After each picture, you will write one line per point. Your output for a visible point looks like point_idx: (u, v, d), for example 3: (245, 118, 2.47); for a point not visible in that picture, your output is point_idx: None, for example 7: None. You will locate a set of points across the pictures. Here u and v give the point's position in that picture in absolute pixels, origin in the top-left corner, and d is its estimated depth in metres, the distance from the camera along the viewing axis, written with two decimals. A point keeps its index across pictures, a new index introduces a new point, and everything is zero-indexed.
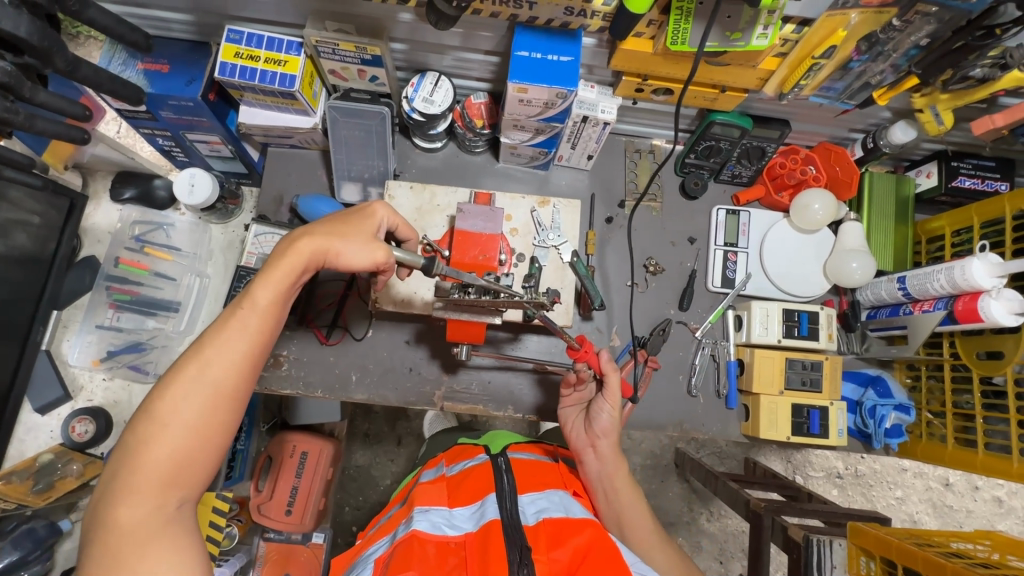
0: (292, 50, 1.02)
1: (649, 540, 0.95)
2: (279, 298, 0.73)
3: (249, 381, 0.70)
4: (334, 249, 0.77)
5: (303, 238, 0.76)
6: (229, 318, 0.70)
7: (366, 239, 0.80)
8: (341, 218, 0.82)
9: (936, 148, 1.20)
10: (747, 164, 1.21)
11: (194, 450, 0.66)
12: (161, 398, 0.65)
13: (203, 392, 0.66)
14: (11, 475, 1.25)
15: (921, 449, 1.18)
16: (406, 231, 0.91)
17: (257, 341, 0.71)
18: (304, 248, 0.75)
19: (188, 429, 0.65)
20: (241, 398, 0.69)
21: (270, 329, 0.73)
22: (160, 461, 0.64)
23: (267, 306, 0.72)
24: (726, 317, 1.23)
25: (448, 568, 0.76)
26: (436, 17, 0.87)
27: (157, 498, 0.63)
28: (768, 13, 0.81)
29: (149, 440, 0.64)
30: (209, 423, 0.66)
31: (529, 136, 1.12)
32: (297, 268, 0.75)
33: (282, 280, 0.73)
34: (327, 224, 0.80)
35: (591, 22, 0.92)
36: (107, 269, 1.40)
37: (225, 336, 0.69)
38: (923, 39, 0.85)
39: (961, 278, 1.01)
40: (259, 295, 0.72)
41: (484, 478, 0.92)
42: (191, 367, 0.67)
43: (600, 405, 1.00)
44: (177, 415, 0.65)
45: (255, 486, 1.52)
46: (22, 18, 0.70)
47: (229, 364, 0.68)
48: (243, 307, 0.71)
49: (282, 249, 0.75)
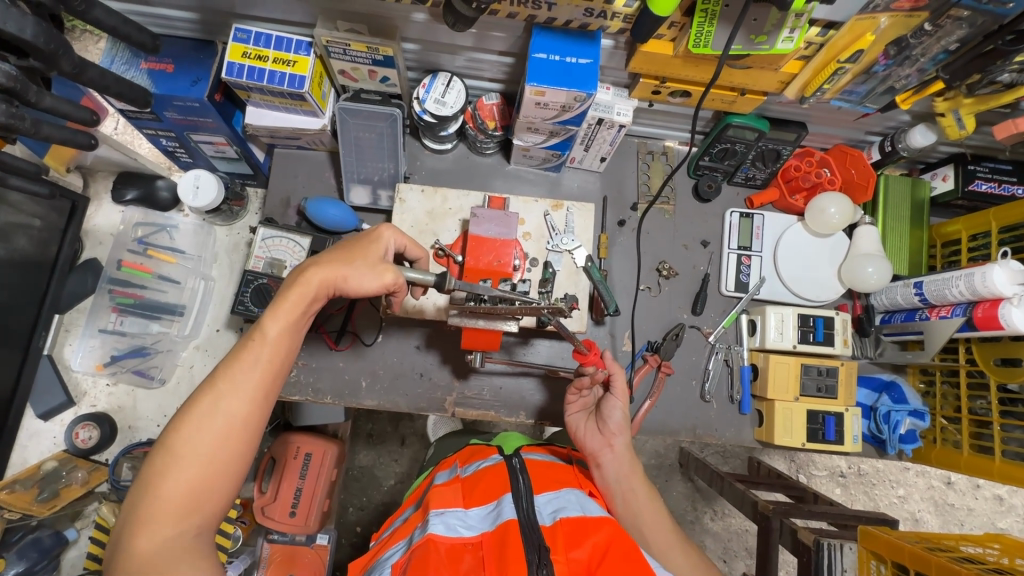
0: (301, 50, 1.00)
1: (666, 542, 0.92)
2: (290, 328, 0.71)
3: (264, 413, 0.68)
4: (340, 275, 0.75)
5: (311, 267, 0.74)
6: (240, 351, 0.69)
7: (372, 264, 0.78)
8: (348, 245, 0.80)
9: (953, 152, 1.19)
10: (762, 166, 1.19)
11: (210, 482, 0.63)
12: (176, 430, 0.64)
13: (217, 423, 0.64)
14: (14, 484, 1.22)
15: (935, 454, 1.17)
16: (415, 251, 0.88)
17: (270, 372, 0.69)
18: (311, 278, 0.73)
19: (202, 461, 0.63)
20: (255, 429, 0.67)
21: (281, 360, 0.70)
22: (177, 492, 0.62)
23: (277, 337, 0.70)
24: (740, 321, 1.21)
25: (464, 568, 0.74)
26: (453, 18, 0.85)
27: (174, 529, 0.61)
28: (796, 16, 0.79)
29: (163, 472, 0.62)
30: (225, 454, 0.64)
31: (543, 138, 1.10)
32: (306, 298, 0.73)
33: (289, 313, 0.71)
34: (333, 253, 0.78)
35: (611, 24, 0.90)
36: (110, 272, 1.37)
37: (238, 369, 0.67)
38: (953, 44, 0.84)
39: (981, 285, 1.00)
40: (268, 327, 0.70)
41: (499, 479, 0.90)
42: (204, 400, 0.65)
43: (612, 404, 1.00)
44: (192, 448, 0.63)
45: (258, 488, 1.50)
46: (27, 19, 0.67)
47: (243, 395, 0.66)
48: (254, 340, 0.69)
49: (289, 280, 0.74)
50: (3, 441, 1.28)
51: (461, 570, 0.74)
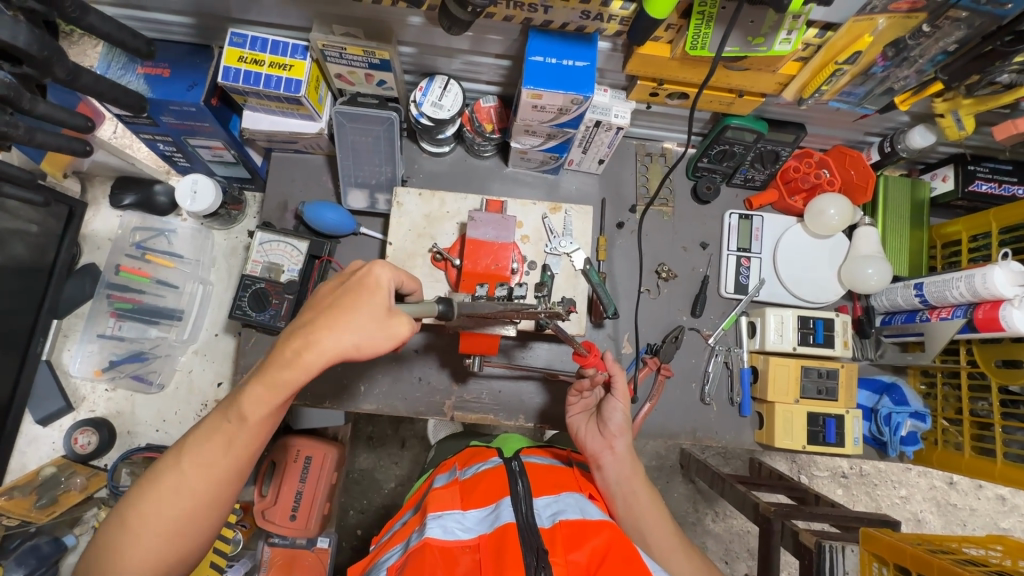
0: (297, 54, 0.99)
1: (669, 547, 0.91)
2: (272, 411, 0.66)
3: (231, 492, 0.67)
4: (350, 348, 0.64)
5: (308, 347, 0.63)
6: (214, 430, 0.66)
7: (380, 328, 0.66)
8: (345, 297, 0.66)
9: (953, 152, 1.18)
10: (761, 167, 1.19)
11: (172, 555, 0.65)
12: (141, 504, 0.64)
13: (179, 505, 0.64)
14: (12, 490, 1.21)
15: (936, 456, 1.17)
16: (412, 285, 0.78)
17: (242, 454, 0.66)
18: (310, 362, 0.63)
19: (163, 537, 0.64)
20: (221, 506, 0.67)
21: (257, 443, 0.67)
22: (135, 565, 0.64)
23: (254, 425, 0.65)
24: (739, 323, 1.21)
25: (460, 571, 0.74)
26: (449, 22, 0.84)
27: None
28: (793, 18, 0.79)
29: (124, 545, 0.63)
30: (188, 530, 0.65)
31: (540, 141, 1.09)
32: (303, 378, 0.64)
33: (274, 396, 0.64)
34: (329, 313, 0.65)
35: (608, 26, 0.90)
36: (108, 277, 1.37)
37: (205, 452, 0.65)
38: (952, 45, 0.83)
39: (982, 286, 1.00)
40: (246, 413, 0.65)
41: (498, 481, 0.89)
42: (170, 479, 0.65)
43: (612, 405, 0.99)
44: (153, 526, 0.64)
45: (258, 492, 1.49)
46: (20, 26, 0.67)
47: (209, 480, 0.65)
48: (230, 420, 0.66)
49: (281, 357, 0.64)
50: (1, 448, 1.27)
51: (457, 572, 0.74)
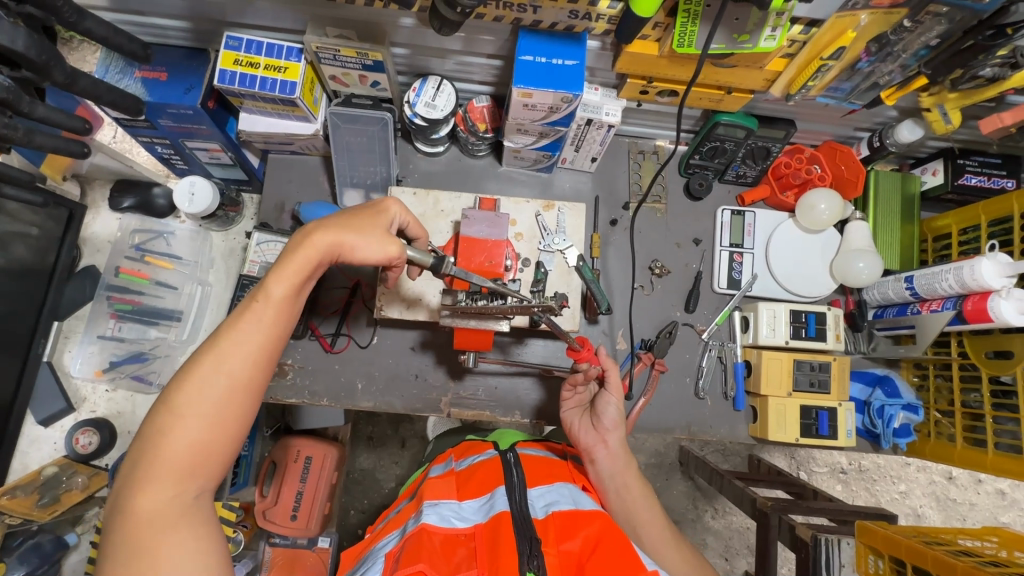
0: (291, 57, 1.01)
1: (662, 541, 0.92)
2: (294, 292, 0.69)
3: (265, 374, 0.68)
4: (347, 244, 0.72)
5: (316, 230, 0.71)
6: (243, 311, 0.67)
7: (379, 232, 0.76)
8: (356, 211, 0.77)
9: (942, 146, 1.19)
10: (752, 164, 1.20)
11: (214, 441, 0.64)
12: (179, 390, 0.63)
13: (219, 385, 0.64)
14: (14, 489, 1.22)
15: (929, 448, 1.17)
16: (417, 230, 0.85)
17: (272, 337, 0.68)
18: (318, 241, 0.70)
19: (207, 419, 0.63)
20: (258, 390, 0.67)
21: (284, 324, 0.69)
22: (179, 451, 0.62)
23: (281, 300, 0.68)
24: (733, 318, 1.23)
25: (456, 559, 0.74)
26: (439, 23, 0.86)
27: (174, 489, 0.61)
28: (776, 15, 0.81)
29: (167, 431, 0.62)
30: (229, 412, 0.64)
31: (533, 139, 1.11)
32: (309, 263, 0.70)
33: (294, 276, 0.69)
34: (340, 218, 0.75)
35: (596, 25, 0.91)
36: (108, 279, 1.39)
37: (240, 330, 0.66)
38: (933, 39, 0.84)
39: (970, 277, 1.01)
40: (273, 289, 0.68)
41: (494, 472, 0.91)
42: (207, 360, 0.64)
43: (606, 400, 1.00)
44: (195, 407, 0.63)
45: (260, 492, 1.51)
46: (19, 31, 0.69)
47: (247, 357, 0.66)
48: (258, 301, 0.68)
49: (294, 242, 0.71)
50: (3, 449, 1.29)
51: (454, 561, 0.74)
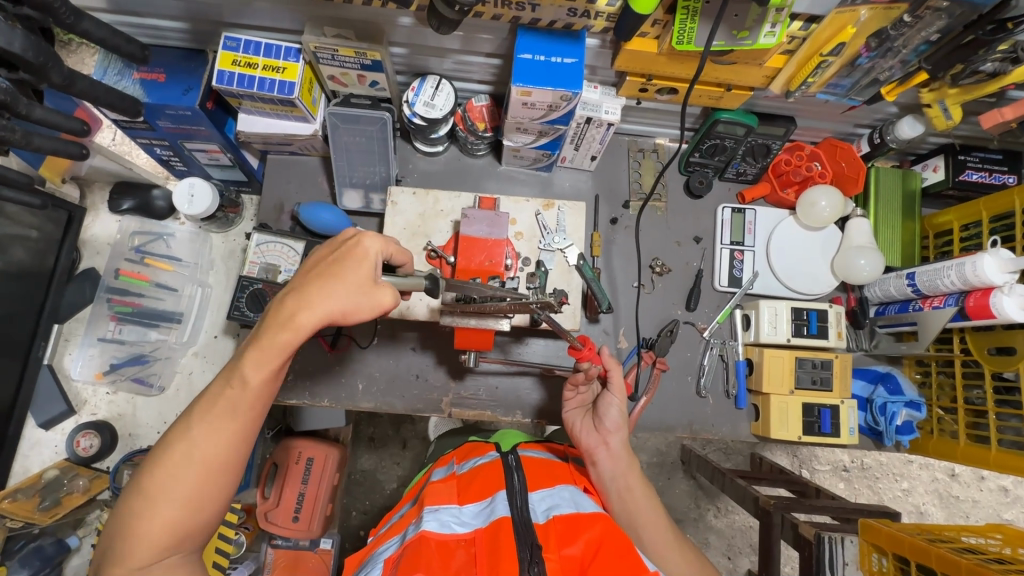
0: (290, 57, 1.01)
1: (665, 544, 0.91)
2: (273, 374, 0.68)
3: (242, 454, 0.68)
4: (337, 315, 0.68)
5: (299, 311, 0.67)
6: (218, 397, 0.67)
7: (367, 294, 0.70)
8: (335, 265, 0.71)
9: (942, 142, 1.19)
10: (752, 161, 1.20)
11: (189, 522, 0.64)
12: (152, 473, 0.64)
13: (193, 471, 0.64)
14: (15, 493, 1.24)
15: (932, 445, 1.17)
16: (401, 258, 0.78)
17: (247, 420, 0.67)
18: (301, 323, 0.67)
19: (179, 503, 0.64)
20: (235, 470, 0.67)
21: (260, 406, 0.68)
22: (154, 533, 0.63)
23: (257, 386, 0.67)
24: (733, 316, 1.22)
25: (455, 566, 0.74)
26: (438, 22, 0.85)
27: (149, 565, 0.63)
28: (776, 11, 0.81)
29: (141, 514, 0.63)
30: (205, 495, 0.65)
31: (532, 138, 1.10)
32: (294, 342, 0.67)
33: (274, 358, 0.67)
34: (321, 282, 0.69)
35: (595, 23, 0.91)
36: (108, 281, 1.39)
37: (214, 417, 0.66)
38: (934, 35, 0.84)
39: (972, 274, 1.00)
40: (249, 375, 0.66)
41: (494, 476, 0.90)
42: (179, 446, 0.65)
43: (608, 401, 1.00)
44: (167, 492, 0.63)
45: (261, 494, 1.50)
46: (16, 32, 0.68)
47: (219, 442, 0.66)
48: (233, 386, 0.67)
49: (276, 321, 0.67)
50: (4, 452, 1.29)
51: (452, 567, 0.74)
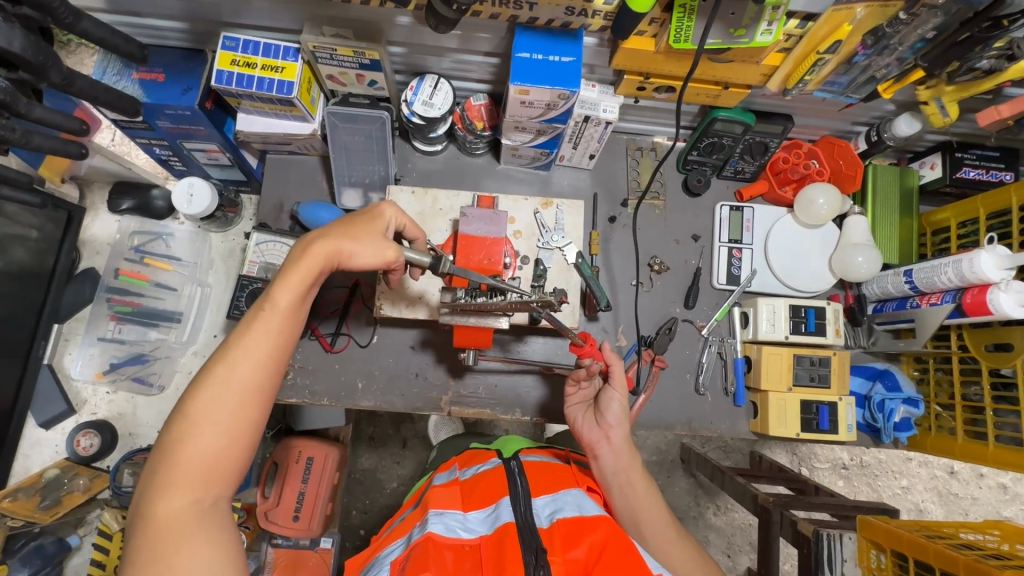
0: (289, 56, 1.01)
1: (667, 540, 0.91)
2: (299, 300, 0.70)
3: (275, 379, 0.68)
4: (344, 252, 0.74)
5: (315, 241, 0.73)
6: (252, 321, 0.68)
7: (376, 238, 0.77)
8: (353, 219, 0.78)
9: (940, 140, 1.19)
10: (750, 159, 1.20)
11: (230, 448, 0.64)
12: (192, 399, 0.63)
13: (231, 393, 0.64)
14: (16, 491, 1.23)
15: (930, 441, 1.17)
16: (414, 231, 0.87)
17: (281, 342, 0.69)
18: (318, 251, 0.72)
19: (221, 427, 0.63)
20: (269, 398, 0.67)
21: (291, 330, 0.70)
22: (196, 458, 0.62)
23: (287, 309, 0.69)
24: (732, 314, 1.23)
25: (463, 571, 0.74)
26: (436, 20, 0.86)
27: (193, 494, 0.61)
28: (772, 8, 0.81)
29: (183, 440, 0.62)
30: (243, 421, 0.65)
31: (531, 137, 1.11)
32: (313, 273, 0.72)
33: (300, 283, 0.70)
34: (338, 225, 0.76)
35: (593, 22, 0.91)
36: (107, 281, 1.39)
37: (249, 338, 0.67)
38: (930, 31, 0.84)
39: (969, 270, 1.01)
40: (278, 297, 0.69)
41: (497, 482, 0.91)
42: (219, 368, 0.65)
43: (609, 396, 1.00)
44: (209, 415, 0.63)
45: (261, 493, 1.50)
46: (15, 32, 0.69)
47: (256, 363, 0.66)
48: (264, 309, 0.69)
49: (297, 252, 0.72)
50: (4, 451, 1.29)
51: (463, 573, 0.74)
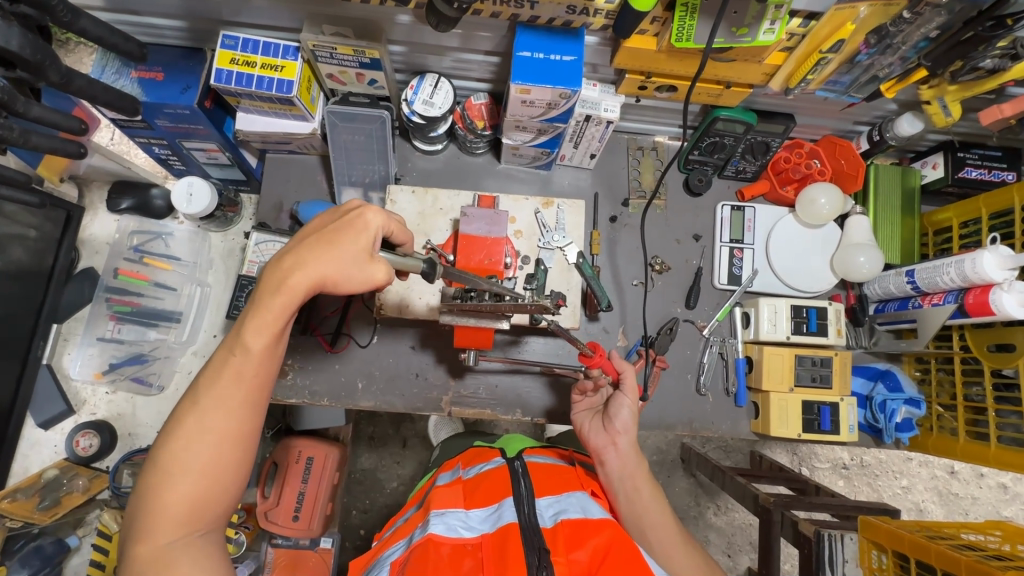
0: (288, 55, 1.00)
1: (672, 547, 0.91)
2: (274, 339, 0.67)
3: (252, 421, 0.67)
4: (327, 280, 0.67)
5: (292, 271, 0.66)
6: (223, 366, 0.66)
7: (361, 260, 0.69)
8: (332, 234, 0.69)
9: (942, 139, 1.19)
10: (752, 159, 1.20)
11: (209, 493, 0.64)
12: (168, 446, 0.63)
13: (206, 440, 0.63)
14: (15, 492, 1.23)
15: (931, 442, 1.17)
16: (402, 235, 0.78)
17: (256, 386, 0.67)
18: (295, 284, 0.66)
19: (197, 474, 0.63)
20: (247, 439, 0.66)
21: (267, 372, 0.67)
22: (174, 506, 0.62)
23: (261, 352, 0.66)
24: (733, 314, 1.22)
25: (464, 571, 0.74)
26: (437, 19, 0.85)
27: (173, 539, 0.62)
28: (776, 7, 0.81)
29: (161, 487, 0.62)
30: (220, 465, 0.64)
31: (531, 136, 1.10)
32: (290, 306, 0.67)
33: (274, 322, 0.66)
34: (315, 243, 0.68)
35: (594, 21, 0.91)
36: (106, 281, 1.38)
37: (221, 386, 0.65)
38: (933, 31, 0.84)
39: (972, 271, 1.00)
40: (250, 341, 0.65)
41: (500, 481, 0.90)
42: (191, 417, 0.64)
43: (620, 402, 1.00)
44: (184, 464, 0.63)
45: (261, 493, 1.49)
46: (13, 30, 0.68)
47: (230, 409, 0.65)
48: (235, 354, 0.66)
49: (269, 285, 0.66)
50: (3, 452, 1.29)
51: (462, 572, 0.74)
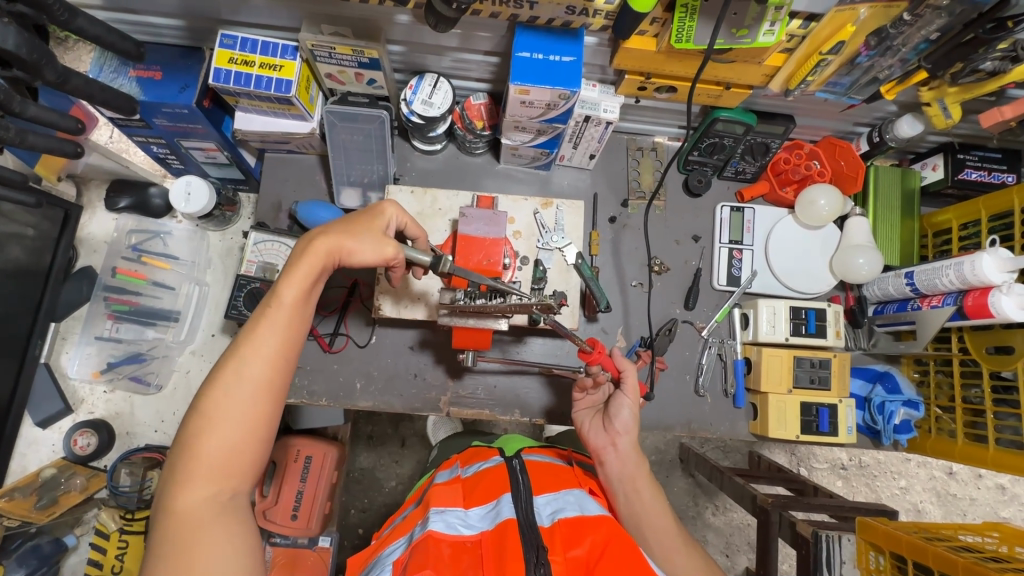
0: (287, 55, 1.00)
1: (675, 551, 0.90)
2: (305, 295, 0.70)
3: (285, 374, 0.68)
4: (347, 247, 0.74)
5: (318, 236, 0.73)
6: (259, 318, 0.68)
7: (377, 234, 0.77)
8: (355, 216, 0.79)
9: (942, 141, 1.19)
10: (751, 160, 1.19)
11: (245, 444, 0.64)
12: (207, 396, 0.64)
13: (244, 389, 0.64)
14: (13, 491, 1.24)
15: (930, 444, 1.17)
16: (415, 230, 0.86)
17: (290, 337, 0.69)
18: (320, 246, 0.71)
19: (237, 422, 0.64)
20: (279, 393, 0.67)
21: (300, 327, 0.70)
22: (213, 455, 0.62)
23: (293, 304, 0.69)
24: (732, 315, 1.22)
25: (463, 567, 0.74)
26: (436, 19, 0.85)
27: (210, 490, 0.62)
28: (775, 9, 0.81)
29: (200, 435, 0.63)
30: (258, 416, 0.65)
31: (530, 137, 1.10)
32: (316, 268, 0.71)
33: (305, 279, 0.70)
34: (340, 221, 0.77)
35: (594, 21, 0.91)
36: (103, 279, 1.36)
37: (259, 335, 0.67)
38: (933, 33, 0.83)
39: (971, 274, 1.00)
40: (284, 293, 0.69)
41: (499, 479, 0.90)
42: (230, 367, 0.65)
43: (620, 402, 1.00)
44: (223, 411, 0.63)
45: (258, 492, 1.49)
46: (9, 30, 0.68)
47: (267, 359, 0.66)
48: (272, 307, 0.69)
49: (301, 247, 0.72)
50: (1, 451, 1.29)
51: (461, 569, 0.74)
